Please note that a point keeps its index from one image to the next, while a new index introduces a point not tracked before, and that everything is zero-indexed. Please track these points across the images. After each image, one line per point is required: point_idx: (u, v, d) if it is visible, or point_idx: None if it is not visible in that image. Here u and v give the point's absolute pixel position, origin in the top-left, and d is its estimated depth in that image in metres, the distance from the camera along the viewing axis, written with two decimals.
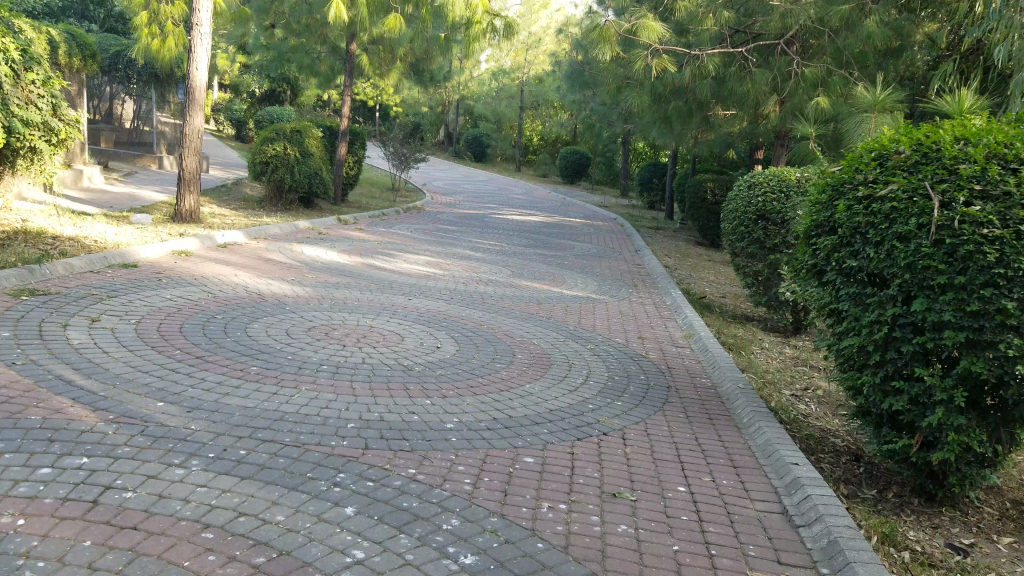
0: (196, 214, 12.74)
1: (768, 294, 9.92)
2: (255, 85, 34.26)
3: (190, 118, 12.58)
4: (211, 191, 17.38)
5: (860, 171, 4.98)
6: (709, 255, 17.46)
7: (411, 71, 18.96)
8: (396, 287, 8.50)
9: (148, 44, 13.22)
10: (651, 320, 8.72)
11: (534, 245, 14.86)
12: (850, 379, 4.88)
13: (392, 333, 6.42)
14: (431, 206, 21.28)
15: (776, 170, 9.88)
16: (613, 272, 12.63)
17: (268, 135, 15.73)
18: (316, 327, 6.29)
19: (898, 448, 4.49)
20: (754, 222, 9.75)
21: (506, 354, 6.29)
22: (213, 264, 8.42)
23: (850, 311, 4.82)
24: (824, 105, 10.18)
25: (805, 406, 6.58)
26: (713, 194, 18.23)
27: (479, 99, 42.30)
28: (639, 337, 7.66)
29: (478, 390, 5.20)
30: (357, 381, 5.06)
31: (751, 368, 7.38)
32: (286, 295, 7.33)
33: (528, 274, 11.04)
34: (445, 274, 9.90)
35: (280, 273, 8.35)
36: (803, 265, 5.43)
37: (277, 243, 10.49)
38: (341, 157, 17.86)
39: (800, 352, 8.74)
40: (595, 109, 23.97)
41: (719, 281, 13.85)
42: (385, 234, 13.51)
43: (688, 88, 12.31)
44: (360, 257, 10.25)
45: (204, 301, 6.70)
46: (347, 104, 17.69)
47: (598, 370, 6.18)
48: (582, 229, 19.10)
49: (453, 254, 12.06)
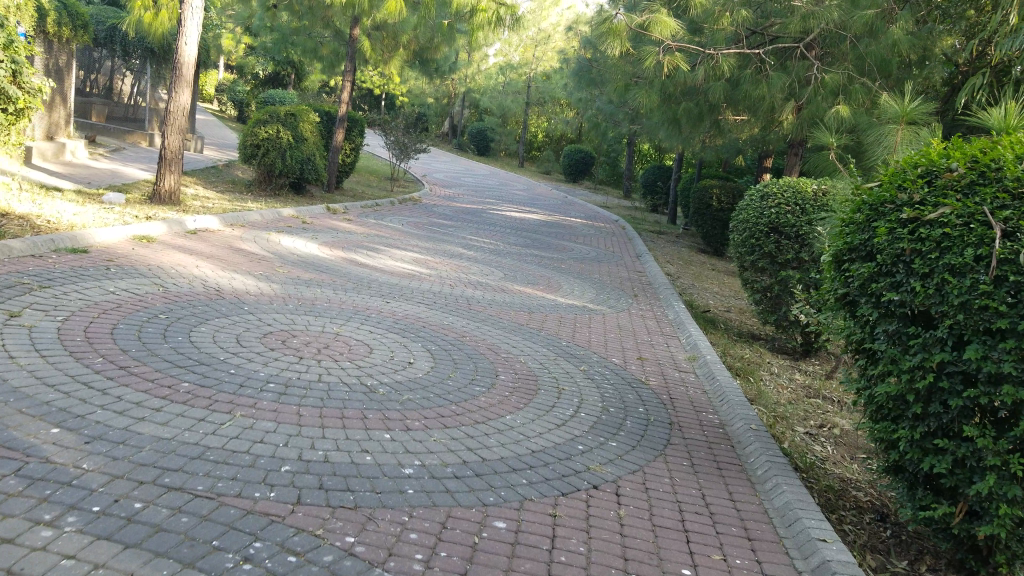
0: (175, 196, 11.92)
1: (779, 312, 9.18)
2: (257, 66, 33.35)
3: (174, 93, 11.62)
4: (198, 172, 16.54)
5: (904, 189, 4.08)
6: (714, 263, 16.71)
7: (413, 59, 18.10)
8: (372, 287, 7.70)
9: (138, 17, 12.16)
10: (652, 337, 7.94)
11: (532, 245, 14.06)
12: (883, 430, 4.11)
13: (359, 342, 5.64)
14: (427, 198, 20.49)
15: (792, 179, 9.11)
16: (612, 278, 11.87)
17: (259, 115, 14.85)
18: (271, 333, 5.50)
19: (937, 516, 3.74)
20: (766, 234, 8.97)
21: (484, 375, 5.47)
22: (174, 252, 7.61)
23: (886, 353, 3.99)
24: (845, 112, 9.39)
25: (820, 448, 5.82)
26: (719, 200, 17.46)
27: (484, 92, 41.27)
28: (638, 357, 6.89)
29: (445, 421, 4.41)
30: (303, 404, 4.29)
31: (762, 399, 6.63)
32: (246, 292, 6.55)
33: (522, 278, 10.23)
34: (429, 274, 9.08)
35: (246, 265, 7.58)
36: (828, 292, 4.58)
37: (252, 231, 9.68)
38: (336, 144, 17.04)
39: (813, 381, 7.98)
40: (600, 106, 23.12)
41: (724, 293, 13.12)
42: (373, 226, 12.72)
43: (701, 88, 11.48)
44: (340, 251, 9.46)
45: (151, 296, 5.91)
46: (345, 87, 16.70)
47: (590, 399, 5.39)
48: (583, 229, 18.36)
49: (444, 252, 11.24)
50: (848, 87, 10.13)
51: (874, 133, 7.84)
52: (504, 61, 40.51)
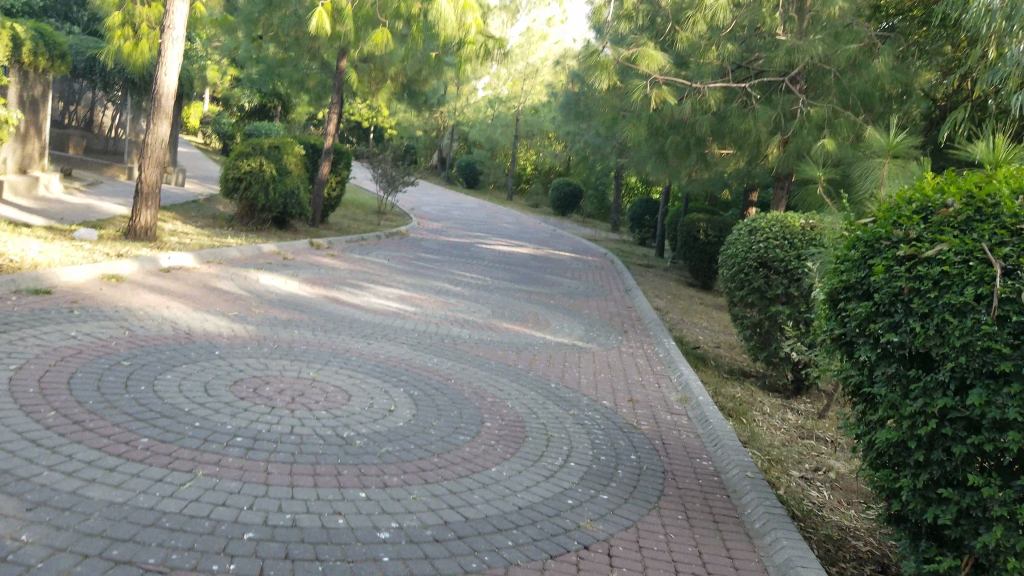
0: (152, 232, 11.64)
1: (769, 349, 9.01)
2: (243, 99, 33.33)
3: (152, 127, 11.44)
4: (179, 207, 16.28)
5: (898, 225, 3.86)
6: (702, 297, 16.64)
7: (402, 92, 18.06)
8: (354, 327, 7.46)
9: (117, 48, 12.08)
10: (643, 376, 7.73)
11: (519, 280, 13.89)
12: (885, 478, 3.83)
13: (336, 388, 5.36)
14: (414, 232, 20.33)
15: (780, 214, 9.04)
16: (600, 313, 11.69)
17: (242, 148, 14.64)
18: (243, 380, 5.21)
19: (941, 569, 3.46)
20: (755, 269, 8.84)
21: (469, 423, 5.19)
22: (145, 292, 7.32)
23: (886, 398, 3.74)
24: (830, 145, 9.42)
25: (816, 493, 5.61)
26: (706, 234, 17.45)
27: (472, 124, 41.48)
28: (630, 398, 6.67)
29: (425, 476, 4.13)
30: (272, 461, 4.00)
31: (754, 441, 6.44)
32: (219, 335, 6.26)
33: (509, 314, 10.01)
34: (414, 312, 8.84)
35: (221, 305, 7.29)
36: (823, 331, 4.35)
37: (229, 268, 9.40)
38: (321, 177, 16.87)
39: (806, 421, 7.82)
40: (588, 140, 23.24)
41: (713, 328, 13.00)
42: (357, 261, 12.47)
43: (687, 121, 11.50)
44: (321, 288, 9.19)
45: (116, 341, 5.61)
46: (331, 119, 16.52)
47: (580, 446, 5.13)
48: (570, 263, 18.25)
49: (429, 288, 11.01)
50: (834, 121, 10.18)
51: (861, 167, 7.74)
52: (492, 95, 40.75)
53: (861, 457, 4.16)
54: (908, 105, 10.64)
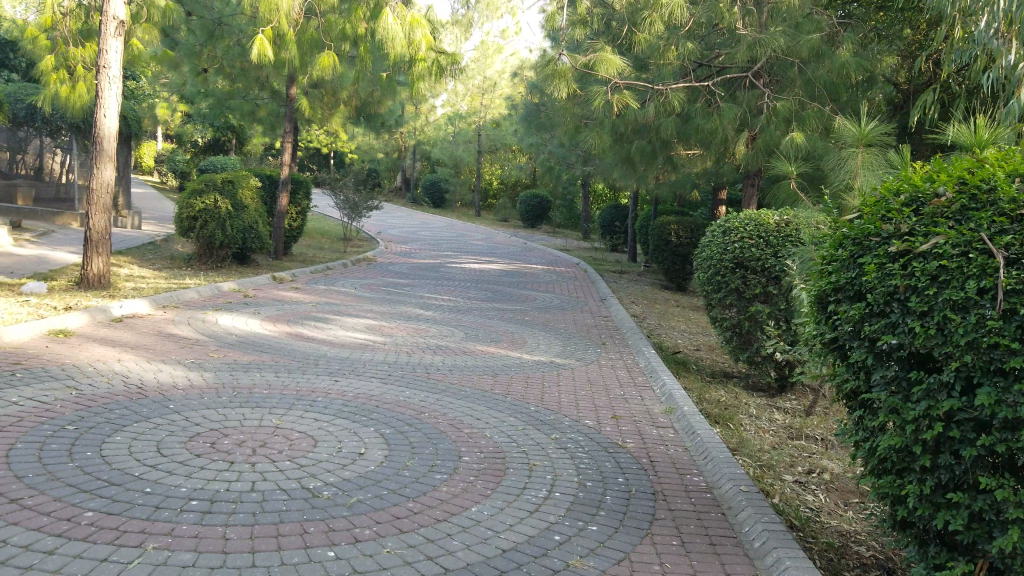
0: (106, 279, 11.15)
1: (750, 349, 8.90)
2: (198, 135, 32.77)
3: (96, 171, 10.99)
4: (136, 250, 15.71)
5: (889, 220, 3.76)
6: (678, 299, 16.57)
7: (355, 115, 17.80)
8: (321, 364, 7.13)
9: (54, 91, 11.71)
10: (624, 390, 7.51)
11: (492, 297, 13.66)
12: (888, 485, 3.68)
13: (300, 435, 5.04)
14: (383, 257, 19.97)
15: (752, 212, 8.99)
16: (576, 326, 11.49)
17: (195, 186, 14.18)
18: (199, 434, 4.86)
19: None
20: (731, 270, 8.76)
21: (444, 459, 4.91)
22: (96, 345, 6.88)
23: (885, 402, 3.62)
24: (799, 138, 9.47)
25: (812, 497, 5.46)
26: (677, 235, 17.43)
27: (433, 143, 41.28)
28: (612, 416, 6.46)
29: (399, 525, 3.84)
30: (230, 525, 3.66)
31: (742, 447, 6.31)
32: (176, 386, 5.89)
33: (483, 335, 9.76)
34: (384, 342, 8.55)
35: (178, 353, 6.91)
36: (813, 334, 4.25)
37: (187, 311, 8.99)
38: (280, 209, 16.45)
39: (794, 421, 7.78)
40: (551, 149, 23.23)
41: (691, 330, 12.91)
42: (322, 293, 12.12)
43: (651, 124, 11.48)
44: (285, 325, 8.84)
45: (61, 404, 5.19)
46: (286, 148, 16.08)
47: (565, 474, 4.90)
48: (542, 275, 18.09)
49: (399, 315, 10.71)
50: (801, 114, 10.21)
51: (836, 159, 7.77)
52: (452, 112, 40.48)
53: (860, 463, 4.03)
54: (869, 91, 10.63)
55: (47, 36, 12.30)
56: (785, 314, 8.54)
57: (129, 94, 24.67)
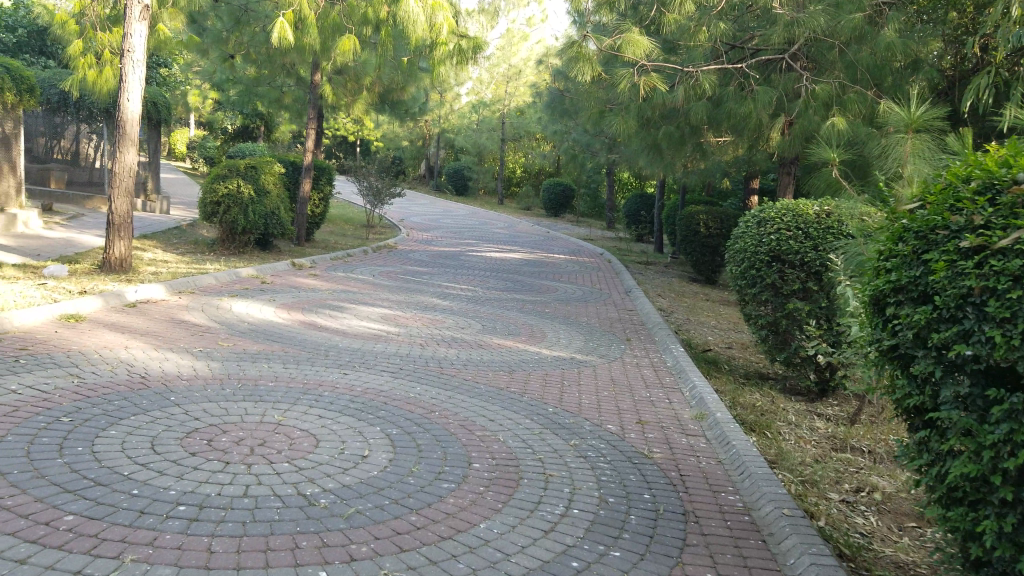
0: (128, 263, 11.00)
1: (787, 350, 8.42)
2: (225, 121, 32.86)
3: (119, 154, 10.84)
4: (159, 234, 15.63)
5: (960, 211, 3.31)
6: (707, 293, 16.02)
7: (376, 100, 17.52)
8: (331, 355, 6.84)
9: (82, 76, 11.57)
10: (650, 392, 7.09)
11: (513, 288, 13.30)
12: (960, 519, 3.31)
13: (302, 433, 4.73)
14: (405, 244, 19.72)
15: (790, 201, 8.46)
16: (599, 320, 11.07)
17: (219, 170, 14.08)
18: (196, 431, 4.57)
19: None
20: (768, 264, 8.25)
21: (454, 466, 4.57)
22: (106, 331, 6.65)
23: (958, 423, 3.22)
24: (841, 124, 8.89)
25: (862, 519, 5.08)
26: (707, 226, 16.86)
27: (458, 130, 40.93)
28: (637, 421, 6.05)
29: (399, 543, 3.53)
30: (217, 535, 3.35)
31: (783, 461, 5.94)
32: (181, 375, 5.62)
33: (501, 328, 9.40)
34: (399, 333, 8.24)
35: (187, 340, 6.67)
36: (868, 340, 3.83)
37: (203, 296, 8.78)
38: (303, 195, 16.22)
39: (836, 430, 7.34)
40: (576, 137, 22.74)
41: (721, 326, 12.43)
42: (341, 280, 11.89)
43: (682, 108, 10.97)
44: (299, 313, 8.58)
45: (60, 393, 4.93)
46: (309, 136, 15.84)
47: (585, 487, 4.52)
48: (566, 266, 17.67)
49: (416, 304, 10.40)
50: (844, 99, 9.65)
51: (885, 147, 7.25)
52: (476, 100, 40.18)
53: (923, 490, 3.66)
54: (917, 76, 9.98)
55: (75, 21, 12.19)
56: (827, 312, 8.03)
57: (156, 79, 24.73)
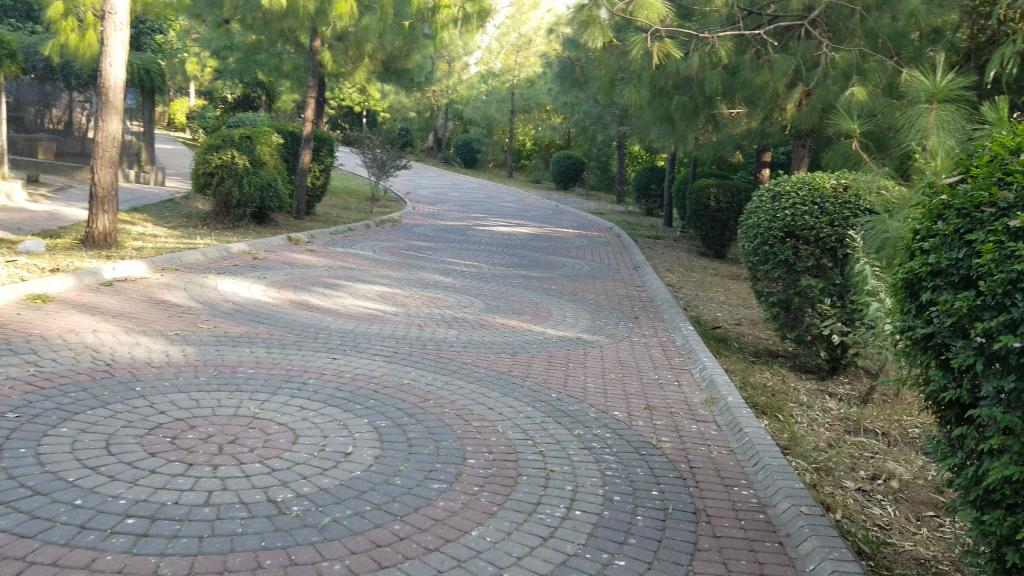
0: (112, 238, 10.51)
1: (799, 327, 7.90)
2: (226, 90, 32.18)
3: (103, 123, 10.27)
4: (152, 207, 15.17)
5: (1014, 183, 2.84)
6: (716, 268, 15.49)
7: (377, 68, 16.82)
8: (319, 338, 6.38)
9: (63, 41, 11.00)
10: (660, 373, 6.65)
11: (517, 263, 12.83)
12: (996, 524, 2.83)
13: (279, 428, 4.28)
14: (408, 217, 19.19)
15: (806, 174, 7.91)
16: (605, 296, 10.59)
17: (213, 140, 13.52)
18: (159, 426, 4.14)
19: None
20: (782, 241, 7.71)
21: (446, 462, 4.09)
22: (75, 313, 6.21)
23: (1000, 421, 2.75)
24: (858, 94, 8.26)
25: (879, 510, 4.54)
26: (716, 199, 16.25)
27: (466, 101, 39.98)
28: (645, 406, 5.59)
29: (379, 558, 3.08)
30: (166, 555, 2.93)
31: (795, 447, 5.35)
32: (153, 362, 5.19)
33: (505, 307, 8.92)
34: (396, 313, 7.78)
35: (164, 322, 6.24)
36: (897, 326, 3.39)
37: (187, 274, 8.31)
38: (302, 166, 15.66)
39: (849, 411, 6.81)
40: (586, 108, 22.02)
41: (732, 302, 11.95)
42: (339, 256, 11.40)
43: (695, 76, 10.39)
44: (289, 292, 8.13)
45: (10, 385, 4.52)
46: (309, 105, 15.07)
47: (588, 483, 4.07)
48: (574, 240, 17.15)
49: (415, 281, 9.93)
50: (864, 67, 9.01)
51: (906, 117, 6.62)
52: (485, 71, 39.15)
53: (961, 494, 3.18)
54: (934, 46, 9.67)
55: None
56: (842, 290, 7.55)
57: (153, 46, 23.98)
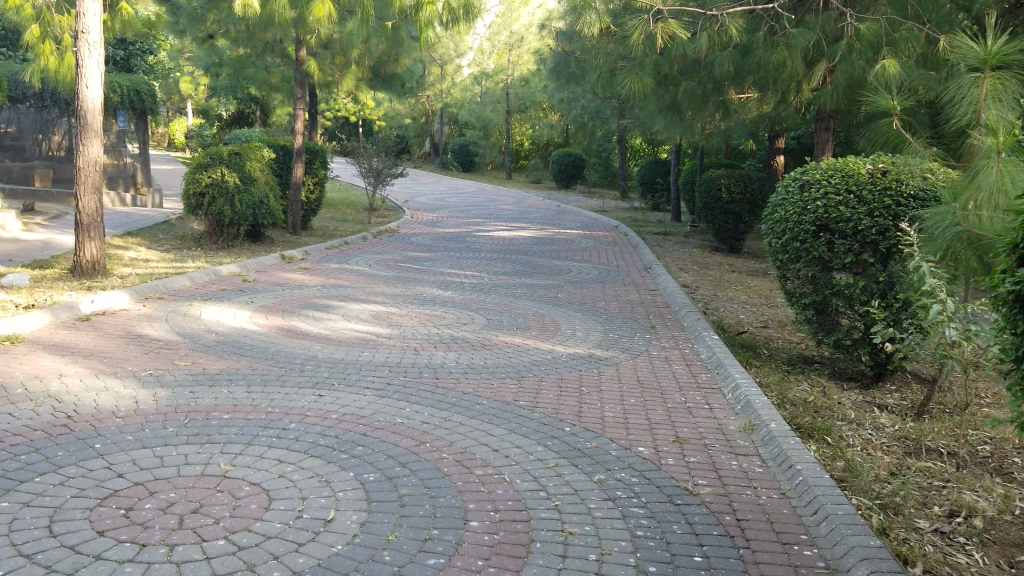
0: (102, 265, 10.01)
1: (836, 332, 7.31)
2: (220, 107, 31.78)
3: (82, 147, 9.80)
4: (146, 230, 14.66)
5: None
6: (732, 263, 14.88)
7: (364, 74, 16.34)
8: (306, 371, 5.83)
9: (41, 66, 10.57)
10: (685, 396, 6.19)
11: (522, 271, 12.25)
12: None
13: (250, 491, 3.72)
14: (408, 226, 18.67)
15: (837, 160, 7.36)
16: (617, 304, 9.99)
17: (201, 158, 13.06)
18: (113, 494, 3.56)
19: None
20: (815, 235, 7.14)
21: (443, 529, 3.56)
22: (45, 354, 5.64)
23: None
24: (890, 68, 7.74)
25: (965, 559, 4.04)
26: (729, 190, 15.65)
27: (461, 104, 39.38)
28: (674, 438, 5.20)
29: None
30: None
31: (854, 480, 4.94)
32: (121, 411, 4.61)
33: (508, 322, 8.33)
34: (391, 335, 7.22)
35: (140, 361, 5.68)
36: (1007, 348, 3.20)
37: (172, 303, 7.78)
38: (296, 179, 15.17)
39: (906, 427, 6.26)
40: (584, 104, 21.41)
41: (752, 302, 11.35)
42: (335, 273, 10.89)
43: (704, 60, 9.89)
44: (279, 317, 7.59)
45: None
46: (298, 117, 14.49)
47: (618, 551, 3.56)
48: (580, 242, 16.55)
49: (414, 297, 9.38)
50: (893, 38, 8.49)
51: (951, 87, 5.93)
52: (478, 71, 38.57)
53: None
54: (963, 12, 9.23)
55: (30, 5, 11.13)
56: (883, 289, 6.89)
57: (144, 67, 23.50)
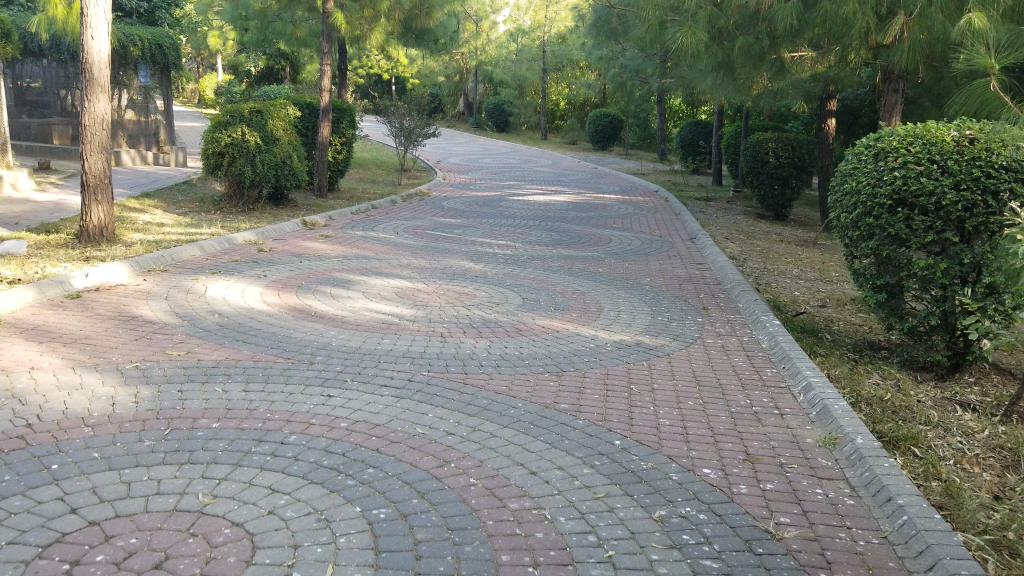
0: (109, 231, 9.37)
1: (909, 320, 6.28)
2: (250, 62, 30.94)
3: (87, 104, 9.07)
4: (164, 191, 14.04)
5: None
6: (781, 232, 13.73)
7: (397, 26, 15.26)
8: (316, 363, 5.06)
9: (49, 16, 9.68)
10: (750, 397, 5.28)
11: (559, 240, 11.33)
12: None
13: (229, 537, 2.98)
14: (439, 188, 17.78)
15: (917, 126, 6.25)
16: (664, 279, 9.04)
17: (221, 116, 12.31)
18: (59, 540, 2.87)
19: None
20: (890, 210, 6.05)
21: None
22: (20, 340, 4.98)
23: None
24: (978, 22, 6.59)
25: None
26: (776, 154, 14.46)
27: (495, 62, 37.93)
28: (744, 456, 4.31)
29: None
30: None
31: (954, 509, 4.03)
32: (93, 418, 3.92)
33: (545, 302, 7.46)
34: (415, 318, 6.42)
35: (127, 350, 4.99)
36: None
37: (176, 277, 7.09)
38: (324, 139, 14.33)
39: (999, 433, 5.26)
40: (626, 61, 20.07)
41: (808, 276, 10.28)
42: (357, 241, 10.11)
43: (762, 9, 8.66)
44: (292, 294, 6.84)
45: None
46: (326, 72, 13.61)
47: None
48: (618, 207, 15.51)
49: (443, 270, 8.56)
50: None
51: None
52: (514, 27, 37.05)
53: None
54: None
55: None
56: (968, 271, 5.80)
57: (169, 20, 22.68)
